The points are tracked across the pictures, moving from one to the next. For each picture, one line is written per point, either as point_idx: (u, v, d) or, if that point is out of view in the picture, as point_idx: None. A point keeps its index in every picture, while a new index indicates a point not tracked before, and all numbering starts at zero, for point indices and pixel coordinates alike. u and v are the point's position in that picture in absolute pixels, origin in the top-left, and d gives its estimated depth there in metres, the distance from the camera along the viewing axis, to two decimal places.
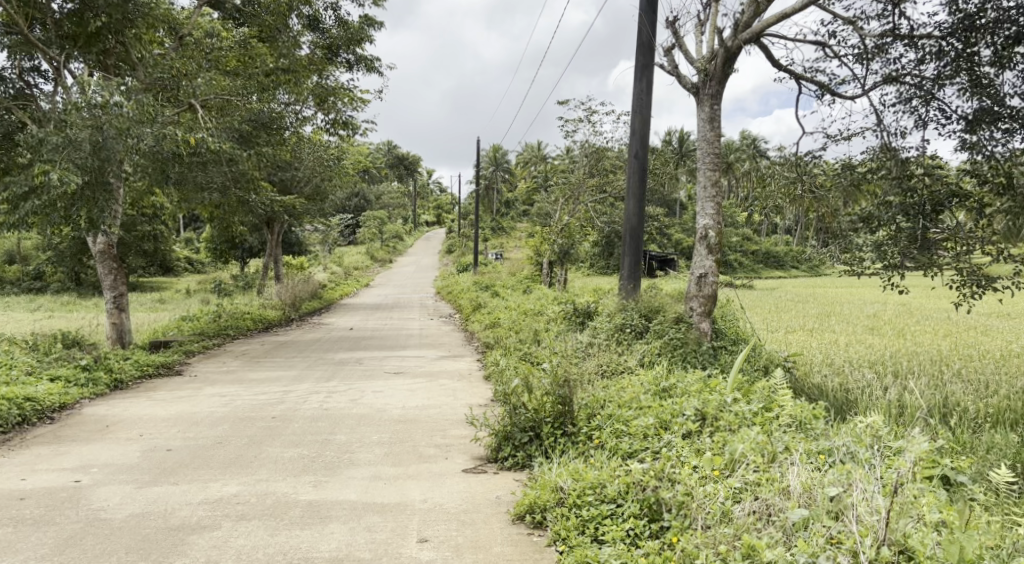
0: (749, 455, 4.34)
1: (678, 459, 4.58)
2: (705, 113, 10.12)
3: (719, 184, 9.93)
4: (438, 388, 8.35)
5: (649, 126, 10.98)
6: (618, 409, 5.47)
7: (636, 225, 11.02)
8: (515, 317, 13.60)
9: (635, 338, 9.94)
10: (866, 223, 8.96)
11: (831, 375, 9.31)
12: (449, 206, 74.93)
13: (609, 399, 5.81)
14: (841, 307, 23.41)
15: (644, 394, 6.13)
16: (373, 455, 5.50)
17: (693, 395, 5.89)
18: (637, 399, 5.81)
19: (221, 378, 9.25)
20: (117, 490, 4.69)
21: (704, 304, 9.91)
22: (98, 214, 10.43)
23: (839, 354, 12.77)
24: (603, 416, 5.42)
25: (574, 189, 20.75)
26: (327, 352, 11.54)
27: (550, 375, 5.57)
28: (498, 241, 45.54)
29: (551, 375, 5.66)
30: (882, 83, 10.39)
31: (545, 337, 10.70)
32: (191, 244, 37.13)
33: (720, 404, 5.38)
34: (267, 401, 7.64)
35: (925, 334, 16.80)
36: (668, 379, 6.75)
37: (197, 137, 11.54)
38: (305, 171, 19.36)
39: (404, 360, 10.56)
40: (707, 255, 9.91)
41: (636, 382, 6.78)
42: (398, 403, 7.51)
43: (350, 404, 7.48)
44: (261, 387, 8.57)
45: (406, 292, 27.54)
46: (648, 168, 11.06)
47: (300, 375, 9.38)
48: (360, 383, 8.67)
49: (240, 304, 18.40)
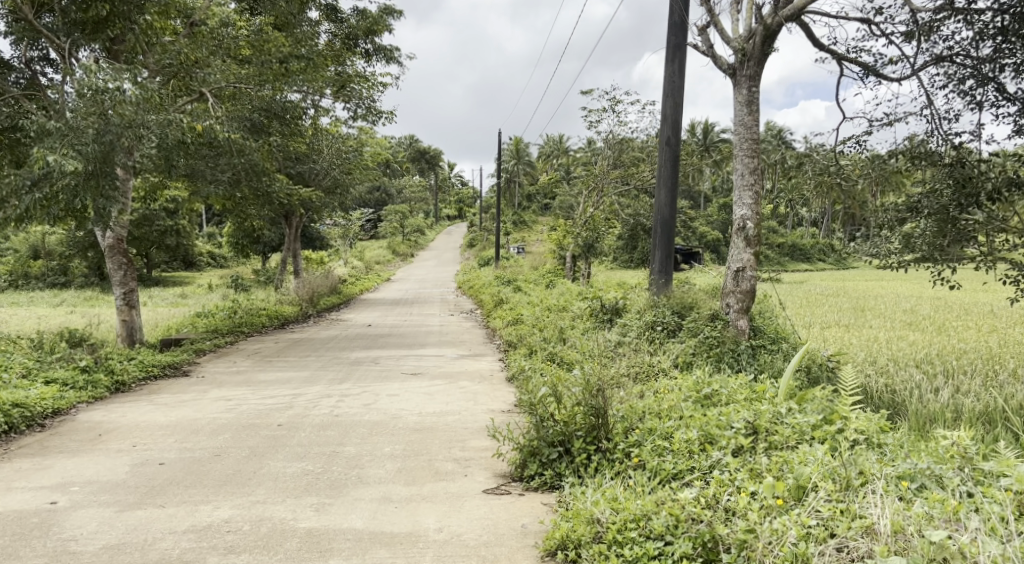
0: (822, 484, 3.82)
1: (733, 485, 4.04)
2: (743, 96, 9.46)
3: (759, 171, 9.25)
4: (457, 391, 7.80)
5: (681, 111, 10.35)
6: (657, 421, 4.89)
7: (667, 216, 10.38)
8: (538, 312, 13.02)
9: (668, 337, 9.42)
10: (916, 213, 8.29)
11: (877, 375, 8.68)
12: (470, 201, 74.44)
13: (646, 408, 5.23)
14: (875, 302, 22.58)
15: (682, 402, 5.54)
16: (384, 471, 4.96)
17: (740, 405, 5.29)
18: (676, 409, 5.23)
19: (229, 379, 8.77)
20: (95, 513, 4.19)
21: (742, 300, 9.26)
22: (104, 202, 9.88)
23: (881, 352, 12.07)
24: (642, 431, 4.82)
25: (598, 180, 20.11)
26: (343, 350, 11.04)
27: (581, 383, 4.98)
28: (519, 236, 44.92)
29: (582, 382, 5.06)
30: (931, 65, 9.67)
31: (572, 335, 10.12)
32: (213, 240, 36.85)
33: (773, 416, 4.81)
34: (275, 407, 7.12)
35: (968, 330, 16.01)
36: (710, 383, 6.14)
37: (206, 125, 11.04)
38: (323, 164, 18.86)
39: (422, 359, 10.02)
40: (744, 248, 9.26)
41: (673, 388, 6.19)
42: (414, 408, 6.96)
43: (363, 410, 6.95)
44: (271, 389, 8.07)
45: (426, 286, 27.02)
46: (680, 156, 10.43)
47: (312, 376, 8.86)
48: (375, 385, 8.15)
49: (257, 299, 17.97)
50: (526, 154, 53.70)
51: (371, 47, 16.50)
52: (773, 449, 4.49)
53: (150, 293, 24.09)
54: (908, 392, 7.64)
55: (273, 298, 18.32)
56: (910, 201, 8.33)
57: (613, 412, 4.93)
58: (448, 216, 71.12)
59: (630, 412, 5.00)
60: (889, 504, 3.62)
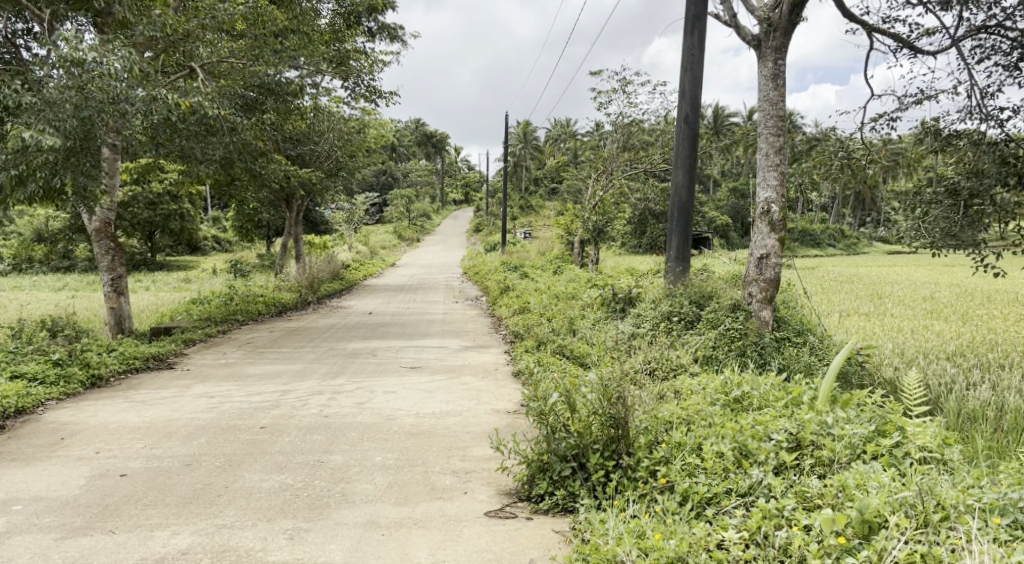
0: (899, 525, 3.44)
1: (785, 520, 3.64)
2: (768, 69, 8.76)
3: (785, 151, 8.61)
4: (459, 389, 7.19)
5: (701, 87, 9.68)
6: (685, 433, 4.35)
7: (685, 199, 9.74)
8: (546, 301, 12.36)
9: (685, 329, 8.84)
10: (955, 198, 7.78)
11: (908, 368, 8.10)
12: (477, 185, 73.64)
13: (670, 414, 4.65)
14: (891, 288, 21.87)
15: (711, 408, 4.94)
16: (373, 486, 4.40)
17: (779, 411, 4.72)
18: (706, 416, 4.67)
19: (215, 372, 8.20)
20: (33, 541, 3.76)
21: (766, 289, 8.68)
22: (84, 180, 9.30)
23: (909, 342, 11.41)
24: (668, 445, 4.29)
25: (607, 163, 19.34)
26: (340, 340, 10.45)
27: (599, 389, 4.40)
28: (526, 221, 44.17)
29: (598, 386, 4.47)
30: (971, 35, 9.01)
31: (583, 327, 9.50)
32: (218, 224, 36.25)
33: (819, 424, 4.25)
34: (262, 404, 6.56)
35: (995, 319, 15.30)
36: (740, 384, 5.52)
37: (194, 101, 10.32)
38: (324, 146, 18.17)
39: (422, 351, 9.45)
40: (769, 232, 8.64)
41: (699, 390, 5.58)
42: (412, 408, 6.36)
43: (355, 410, 6.35)
44: (259, 384, 7.49)
45: (431, 272, 26.33)
46: (699, 134, 9.77)
47: (304, 370, 8.26)
48: (371, 381, 7.57)
49: (255, 285, 17.31)
50: (533, 137, 52.71)
51: (375, 25, 15.80)
52: (823, 469, 3.96)
53: (151, 277, 23.48)
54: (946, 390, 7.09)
55: (271, 284, 17.66)
56: (947, 182, 7.83)
57: (637, 423, 4.37)
58: (455, 200, 70.18)
59: (653, 423, 4.44)
60: (986, 551, 3.27)
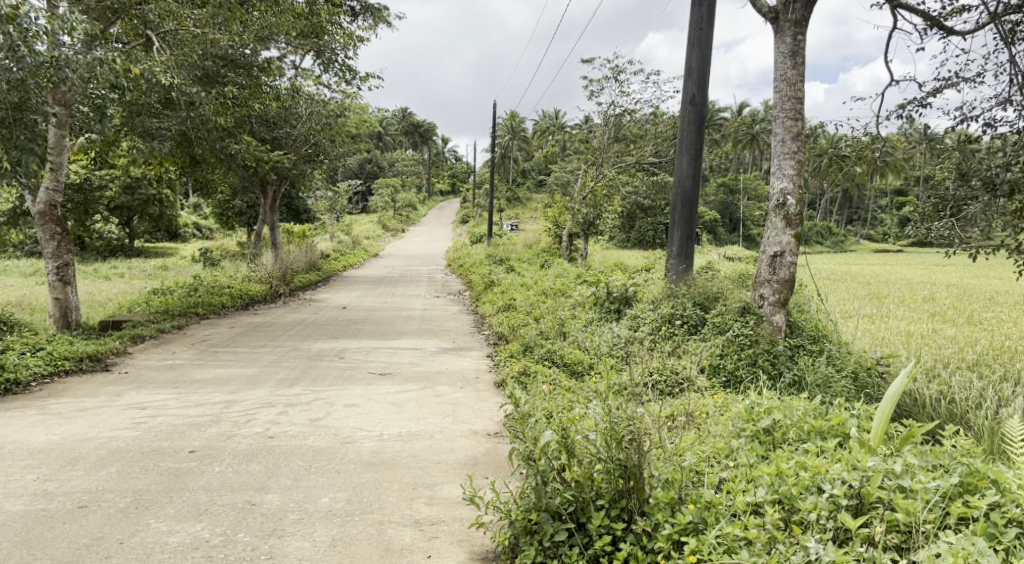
0: None
1: None
2: (787, 45, 7.81)
3: (803, 138, 7.73)
4: (432, 403, 6.21)
5: (710, 65, 8.74)
6: (715, 492, 3.71)
7: (689, 188, 8.80)
8: (533, 299, 11.34)
9: (688, 335, 7.94)
10: (993, 193, 6.99)
11: (931, 382, 7.26)
12: (464, 176, 72.33)
13: (694, 459, 3.99)
14: (890, 288, 21.03)
15: (739, 444, 4.24)
16: (309, 544, 3.74)
17: (823, 447, 4.04)
18: (738, 461, 4.03)
19: (156, 376, 7.19)
20: None
21: (779, 291, 7.78)
22: (16, 155, 7.88)
23: (924, 349, 10.49)
24: (697, 506, 3.65)
25: (597, 155, 18.37)
26: (306, 339, 9.46)
27: (604, 429, 3.81)
28: (513, 213, 43.18)
29: (600, 427, 3.87)
30: (1010, 12, 8.12)
31: (575, 331, 8.55)
32: (197, 210, 34.90)
33: (886, 473, 3.63)
34: (199, 420, 5.57)
35: (1006, 324, 14.41)
36: (771, 409, 4.68)
37: (143, 69, 9.17)
38: (300, 129, 17.03)
39: (395, 353, 8.48)
40: (784, 228, 7.75)
41: (720, 417, 4.74)
42: (374, 427, 5.37)
43: (308, 429, 5.37)
44: (202, 393, 6.48)
45: (414, 264, 25.20)
46: (706, 117, 8.83)
47: (259, 376, 7.24)
48: (333, 390, 6.60)
49: (222, 276, 16.13)
50: (521, 129, 51.44)
51: (357, 4, 14.75)
52: (899, 540, 3.42)
53: (123, 263, 22.27)
54: (985, 420, 6.23)
55: (240, 274, 16.49)
56: (983, 175, 7.03)
57: (655, 474, 3.70)
58: (442, 191, 68.75)
59: (676, 473, 3.78)
60: None
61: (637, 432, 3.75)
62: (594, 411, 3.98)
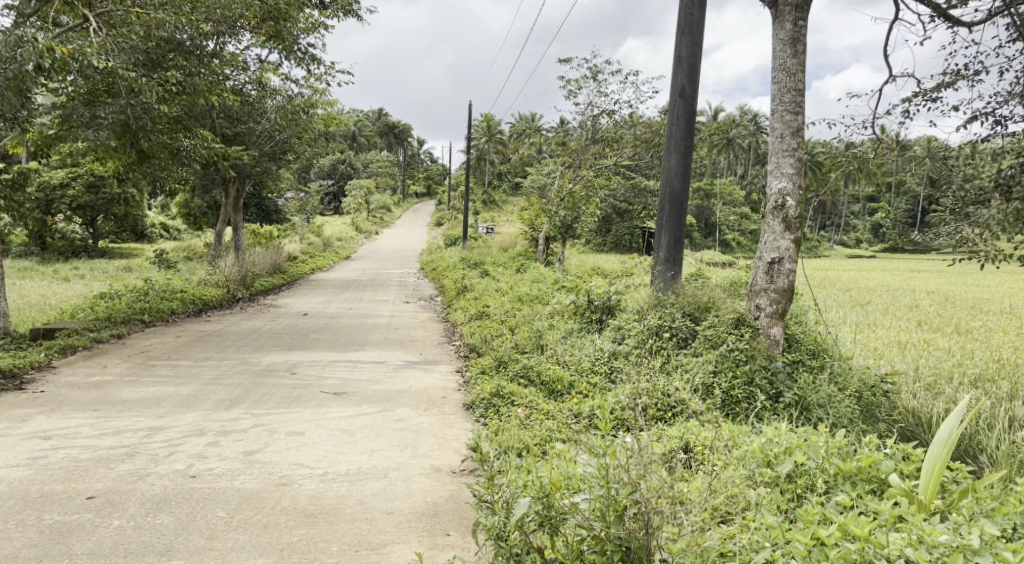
0: None
1: None
2: (786, 32, 7.10)
3: (803, 133, 7.04)
4: (390, 430, 5.39)
5: (700, 54, 8.03)
6: None
7: (678, 188, 8.09)
8: (508, 307, 10.53)
9: (678, 349, 7.20)
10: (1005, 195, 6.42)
11: (939, 398, 6.63)
12: (440, 178, 71.24)
13: (719, 533, 3.53)
14: (871, 295, 20.53)
15: (763, 499, 3.81)
16: None
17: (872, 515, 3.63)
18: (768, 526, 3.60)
19: (77, 395, 6.29)
20: None
21: (778, 301, 7.04)
22: None
23: (921, 359, 9.87)
24: None
25: (574, 156, 17.65)
26: (257, 350, 8.59)
27: (602, 499, 3.47)
28: (488, 216, 42.33)
29: (594, 497, 3.49)
30: None
31: (553, 344, 7.82)
32: (163, 211, 33.53)
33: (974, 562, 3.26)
34: (110, 453, 4.70)
35: (996, 333, 13.87)
36: (791, 450, 4.16)
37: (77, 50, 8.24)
38: (266, 125, 16.11)
39: (354, 368, 7.65)
40: (783, 232, 7.03)
41: (733, 452, 4.19)
42: (319, 463, 4.58)
43: (238, 466, 4.54)
44: (124, 417, 5.59)
45: (386, 267, 24.28)
46: (696, 111, 8.11)
47: (195, 396, 6.35)
48: (278, 413, 5.76)
49: (178, 279, 15.11)
50: (498, 131, 50.54)
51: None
52: None
53: (81, 264, 21.05)
54: (1000, 444, 5.67)
55: (197, 277, 15.49)
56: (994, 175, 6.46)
57: (669, 557, 3.30)
58: (417, 193, 67.83)
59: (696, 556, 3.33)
60: None
61: (642, 505, 3.39)
62: (589, 475, 3.61)
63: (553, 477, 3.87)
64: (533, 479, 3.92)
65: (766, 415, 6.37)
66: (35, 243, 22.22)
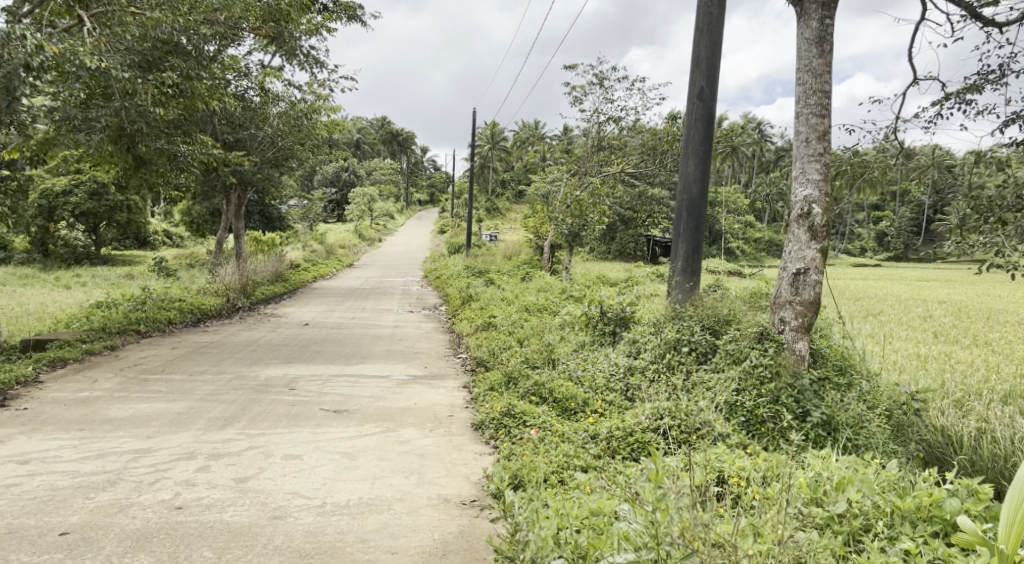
0: None
1: None
2: (812, 31, 6.73)
3: (829, 138, 6.68)
4: (394, 453, 5.03)
5: (719, 55, 7.67)
6: None
7: (696, 194, 7.72)
8: (516, 317, 10.16)
9: (697, 365, 6.81)
10: None
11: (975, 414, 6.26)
12: (443, 186, 70.82)
13: None
14: (883, 305, 20.11)
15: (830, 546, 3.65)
16: None
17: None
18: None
19: (63, 413, 5.94)
20: None
21: (803, 314, 6.65)
22: None
23: (946, 372, 9.45)
24: None
25: (580, 163, 17.27)
26: (256, 364, 8.23)
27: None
28: (491, 224, 41.93)
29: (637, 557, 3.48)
30: None
31: (565, 359, 7.45)
32: (165, 219, 33.09)
33: None
34: (90, 481, 4.34)
35: (1015, 346, 13.44)
36: (844, 491, 4.00)
37: (67, 51, 7.87)
38: (268, 131, 15.75)
39: (357, 383, 7.29)
40: (808, 242, 6.64)
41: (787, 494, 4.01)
42: (317, 493, 4.28)
43: (229, 495, 4.21)
44: (109, 438, 5.22)
45: (390, 275, 23.89)
46: (714, 115, 7.74)
47: (187, 414, 5.97)
48: (274, 433, 5.41)
49: (176, 288, 14.76)
50: (501, 139, 50.12)
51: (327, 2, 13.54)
52: None
53: (83, 271, 20.68)
54: None
55: (197, 285, 15.14)
56: None
57: None
58: (419, 201, 67.54)
59: None
60: None
61: None
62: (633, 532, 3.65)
63: (587, 535, 3.78)
64: (566, 532, 3.83)
65: (792, 437, 5.96)
66: (36, 249, 21.86)
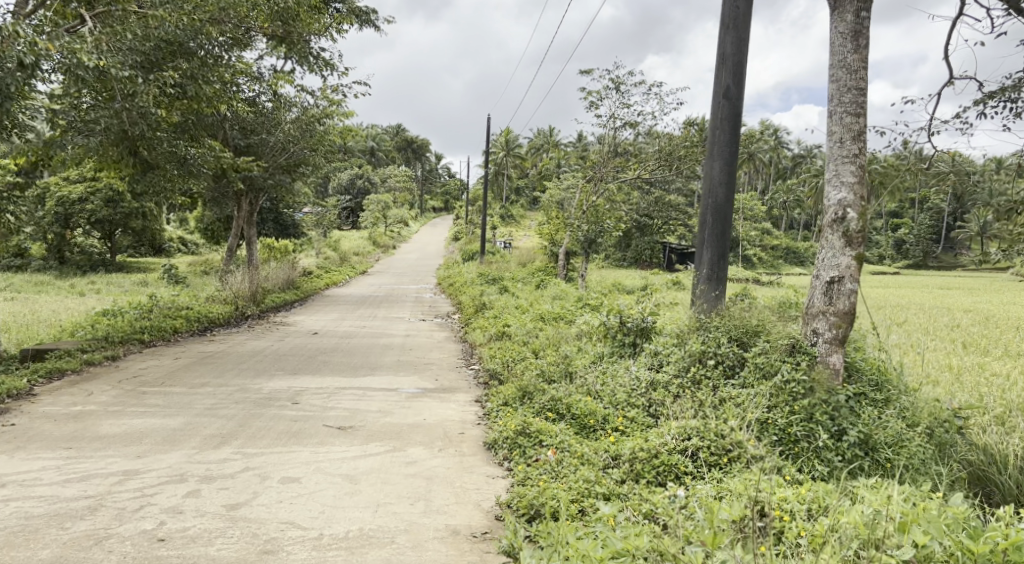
0: None
1: None
2: (847, 24, 6.31)
3: (865, 138, 6.26)
4: (400, 476, 4.67)
5: (747, 51, 7.28)
6: None
7: (722, 198, 7.31)
8: (530, 327, 9.77)
9: (724, 379, 6.39)
10: None
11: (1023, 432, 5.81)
12: (458, 192, 70.54)
13: None
14: (907, 314, 19.51)
15: None
16: None
17: None
18: None
19: (52, 429, 5.60)
20: None
21: (837, 325, 6.21)
22: None
23: (983, 386, 8.95)
24: None
25: (595, 169, 16.85)
26: (260, 375, 7.89)
27: None
28: (506, 231, 41.52)
29: None
30: None
31: (583, 372, 7.05)
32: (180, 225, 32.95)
33: None
34: (68, 509, 4.03)
35: None
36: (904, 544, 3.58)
37: (64, 49, 7.57)
38: (279, 136, 15.44)
39: (363, 397, 6.94)
40: (843, 248, 6.22)
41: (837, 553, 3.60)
42: (314, 522, 4.02)
43: (218, 525, 3.96)
44: (96, 458, 4.88)
45: (403, 282, 23.55)
46: (741, 115, 7.33)
47: (182, 430, 5.63)
48: (272, 453, 5.06)
49: (185, 295, 14.51)
50: (516, 145, 49.76)
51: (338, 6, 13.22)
52: None
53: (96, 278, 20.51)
54: None
55: (206, 293, 14.87)
56: None
57: None
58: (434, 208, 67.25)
59: None
60: None
61: None
62: None
63: None
64: None
65: (828, 458, 5.54)
66: (52, 256, 21.78)
